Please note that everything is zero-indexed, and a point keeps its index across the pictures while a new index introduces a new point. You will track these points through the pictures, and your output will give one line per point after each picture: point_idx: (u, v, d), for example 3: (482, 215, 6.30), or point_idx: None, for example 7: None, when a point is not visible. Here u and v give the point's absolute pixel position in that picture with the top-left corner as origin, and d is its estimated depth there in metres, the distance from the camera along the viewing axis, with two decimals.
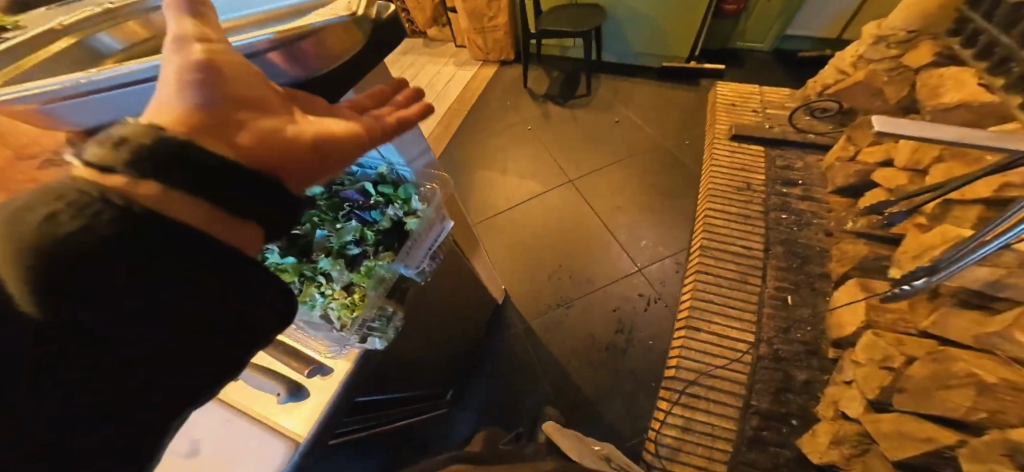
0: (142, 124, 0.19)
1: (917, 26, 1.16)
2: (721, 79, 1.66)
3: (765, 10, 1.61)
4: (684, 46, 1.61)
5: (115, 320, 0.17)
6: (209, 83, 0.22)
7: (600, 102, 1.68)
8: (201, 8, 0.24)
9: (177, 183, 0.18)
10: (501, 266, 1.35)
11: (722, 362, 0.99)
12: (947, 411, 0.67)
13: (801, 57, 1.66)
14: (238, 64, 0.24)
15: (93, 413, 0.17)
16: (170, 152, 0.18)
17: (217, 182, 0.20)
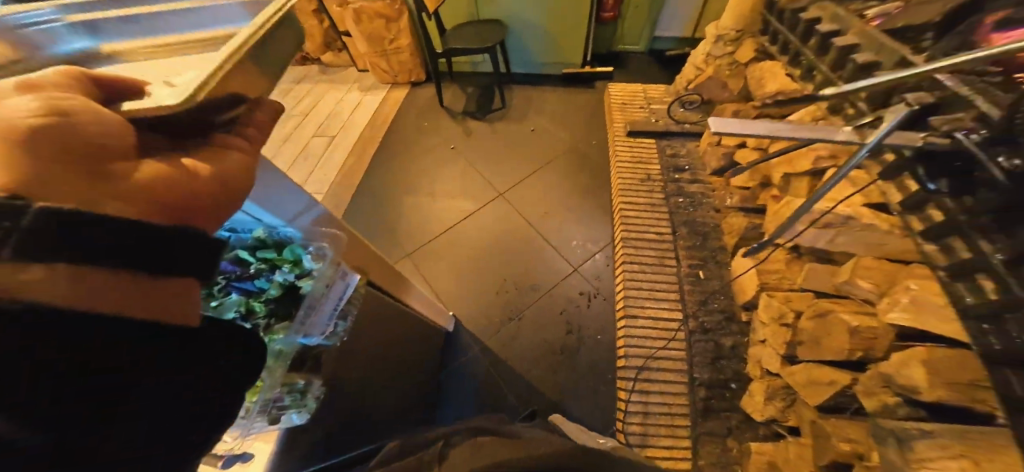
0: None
1: (740, 26, 1.48)
2: (612, 80, 1.82)
3: (634, 15, 1.79)
4: (576, 54, 1.71)
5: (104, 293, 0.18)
6: (57, 158, 0.18)
7: (515, 113, 1.72)
8: (53, 80, 0.21)
9: (61, 262, 0.17)
10: (443, 292, 1.31)
11: (662, 343, 1.13)
12: (836, 354, 0.86)
13: (669, 55, 1.90)
14: (94, 119, 0.20)
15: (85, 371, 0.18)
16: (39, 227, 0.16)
17: (123, 250, 0.19)
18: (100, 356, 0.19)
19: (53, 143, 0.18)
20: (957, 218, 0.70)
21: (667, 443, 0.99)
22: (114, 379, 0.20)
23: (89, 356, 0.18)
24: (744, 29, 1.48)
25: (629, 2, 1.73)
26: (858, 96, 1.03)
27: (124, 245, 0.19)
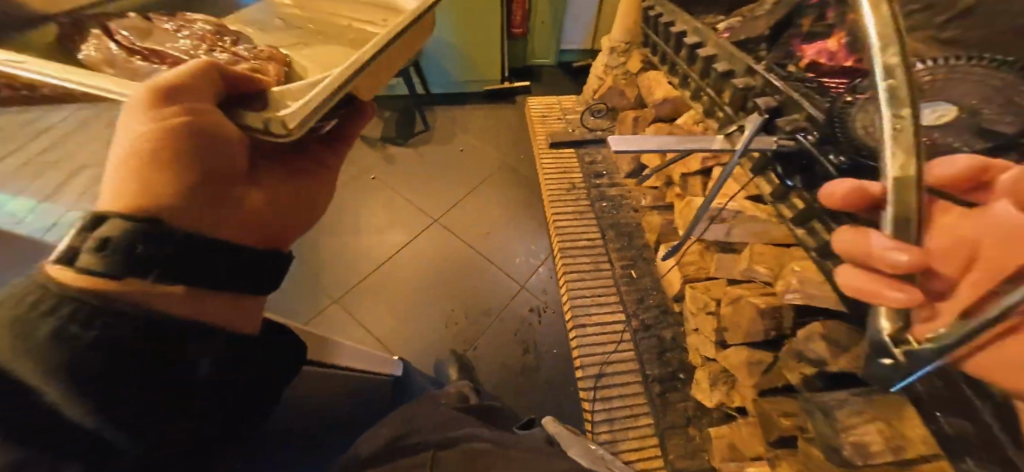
0: (117, 226, 0.24)
1: (629, 38, 1.58)
2: (530, 93, 1.90)
3: (542, 32, 1.89)
4: (493, 70, 1.79)
5: (180, 279, 0.25)
6: (193, 147, 0.30)
7: (440, 134, 1.74)
8: (192, 76, 0.33)
9: (173, 282, 0.25)
10: (385, 331, 1.26)
11: (613, 346, 1.17)
12: (757, 335, 0.88)
13: (576, 66, 2.01)
14: (211, 124, 0.31)
15: (163, 361, 0.24)
16: (154, 238, 0.24)
17: (212, 260, 0.27)
18: (175, 348, 0.25)
19: (181, 142, 0.29)
20: (814, 207, 0.78)
21: (637, 444, 1.01)
22: (187, 368, 0.25)
23: (166, 348, 0.24)
24: (631, 40, 1.58)
25: (534, 18, 1.83)
26: (721, 100, 1.08)
27: (173, 253, 0.25)
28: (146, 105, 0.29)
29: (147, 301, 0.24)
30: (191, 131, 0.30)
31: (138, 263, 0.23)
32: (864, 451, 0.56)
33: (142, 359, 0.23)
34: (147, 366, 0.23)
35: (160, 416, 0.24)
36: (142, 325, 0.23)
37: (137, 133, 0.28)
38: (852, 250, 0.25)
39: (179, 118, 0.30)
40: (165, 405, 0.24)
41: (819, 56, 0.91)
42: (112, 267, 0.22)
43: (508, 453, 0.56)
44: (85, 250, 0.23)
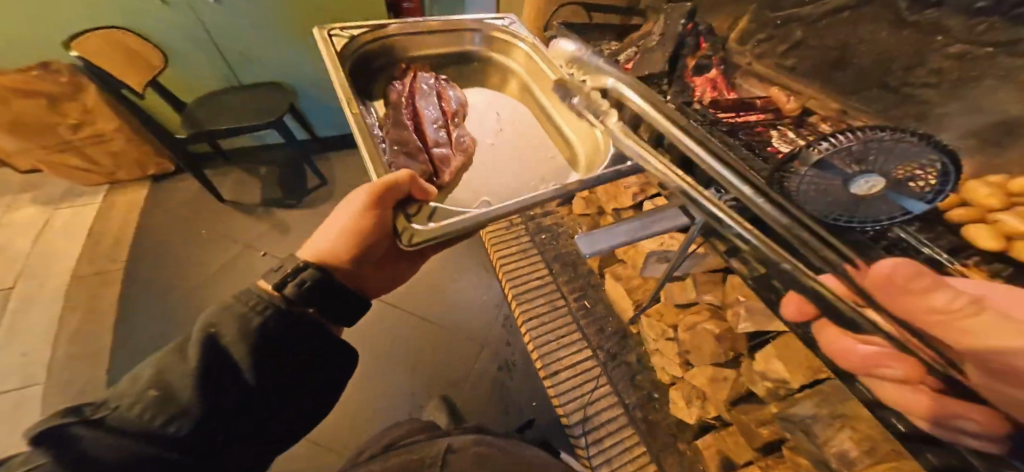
0: (310, 273, 0.64)
1: None
2: None
3: None
4: None
5: (316, 304, 0.64)
6: (354, 234, 0.71)
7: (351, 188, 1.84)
8: (393, 188, 0.72)
9: (309, 308, 0.63)
10: (358, 425, 1.28)
11: (592, 385, 1.18)
12: (718, 356, 0.93)
13: None
14: (364, 225, 0.71)
15: (282, 354, 0.58)
16: (320, 283, 0.64)
17: (332, 300, 0.65)
18: (284, 352, 0.59)
19: (355, 233, 0.71)
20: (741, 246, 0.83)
21: None
22: (291, 358, 0.60)
23: (275, 355, 0.58)
24: None
25: None
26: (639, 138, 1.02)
27: (325, 294, 0.64)
28: (358, 200, 0.71)
29: (303, 310, 0.62)
30: (359, 226, 0.71)
31: (307, 294, 0.62)
32: (847, 460, 0.66)
33: (271, 350, 0.57)
34: (273, 353, 0.58)
35: (270, 381, 0.57)
36: (270, 343, 0.57)
37: (351, 217, 0.70)
38: (841, 352, 0.60)
39: (363, 217, 0.71)
40: (265, 385, 0.57)
41: (711, 91, 1.02)
42: (295, 295, 0.62)
43: (512, 456, 0.82)
44: (292, 285, 0.62)
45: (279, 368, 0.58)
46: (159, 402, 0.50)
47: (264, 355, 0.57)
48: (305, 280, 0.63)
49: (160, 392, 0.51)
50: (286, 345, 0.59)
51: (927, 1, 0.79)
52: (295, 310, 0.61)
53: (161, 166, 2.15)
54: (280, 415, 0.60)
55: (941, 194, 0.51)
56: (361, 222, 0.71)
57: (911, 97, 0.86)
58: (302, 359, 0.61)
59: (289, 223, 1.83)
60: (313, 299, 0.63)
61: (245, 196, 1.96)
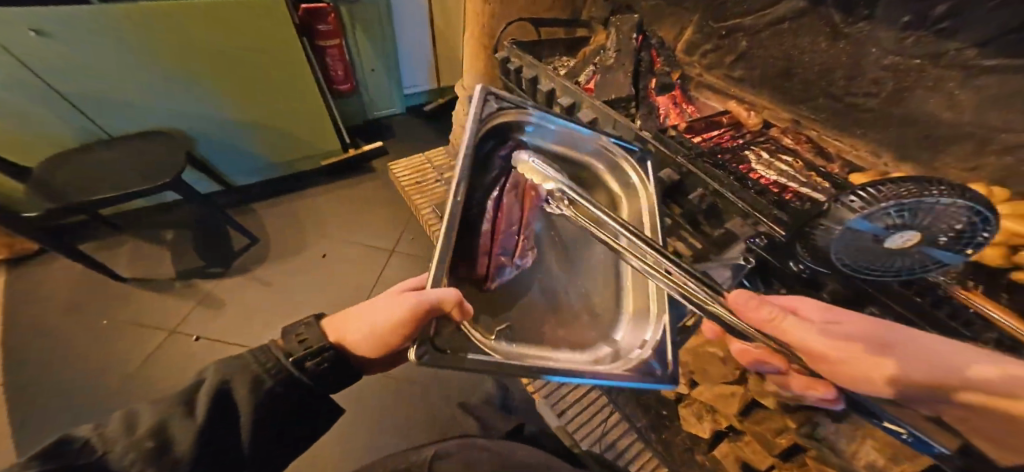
0: (324, 353, 0.58)
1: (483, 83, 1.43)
2: (387, 154, 1.86)
3: (374, 80, 1.83)
4: (330, 140, 1.74)
5: (327, 377, 0.58)
6: (379, 336, 0.60)
7: (293, 242, 1.59)
8: (425, 312, 0.52)
9: (317, 382, 0.57)
10: None
11: (600, 414, 1.13)
12: (722, 370, 0.93)
13: (429, 110, 2.00)
14: (389, 333, 0.58)
15: (285, 412, 0.56)
16: (331, 360, 0.58)
17: (340, 374, 0.60)
18: (289, 410, 0.56)
19: (381, 337, 0.59)
20: None
21: None
22: (293, 417, 0.57)
23: (280, 413, 0.55)
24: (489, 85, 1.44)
25: (362, 67, 1.75)
26: None
27: (331, 371, 0.58)
28: (393, 308, 0.57)
29: (312, 383, 0.57)
30: (385, 330, 0.58)
31: (317, 372, 0.57)
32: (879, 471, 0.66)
33: (272, 409, 0.55)
34: (274, 411, 0.55)
35: (270, 437, 0.55)
36: (280, 404, 0.55)
37: (383, 320, 0.58)
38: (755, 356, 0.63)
39: (389, 327, 0.57)
40: (266, 437, 0.55)
41: (677, 111, 1.01)
42: (304, 372, 0.56)
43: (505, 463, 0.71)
44: (307, 361, 0.57)
45: (280, 425, 0.56)
46: (155, 450, 0.47)
47: (267, 412, 0.54)
48: (325, 359, 0.57)
49: (155, 442, 0.48)
50: (292, 404, 0.56)
51: (859, 15, 0.84)
52: (305, 382, 0.56)
53: (17, 247, 1.64)
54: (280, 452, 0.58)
55: (983, 245, 0.43)
56: (386, 328, 0.58)
57: (854, 104, 0.92)
58: (305, 415, 0.58)
59: (218, 295, 1.49)
60: (322, 373, 0.57)
61: (152, 272, 1.59)
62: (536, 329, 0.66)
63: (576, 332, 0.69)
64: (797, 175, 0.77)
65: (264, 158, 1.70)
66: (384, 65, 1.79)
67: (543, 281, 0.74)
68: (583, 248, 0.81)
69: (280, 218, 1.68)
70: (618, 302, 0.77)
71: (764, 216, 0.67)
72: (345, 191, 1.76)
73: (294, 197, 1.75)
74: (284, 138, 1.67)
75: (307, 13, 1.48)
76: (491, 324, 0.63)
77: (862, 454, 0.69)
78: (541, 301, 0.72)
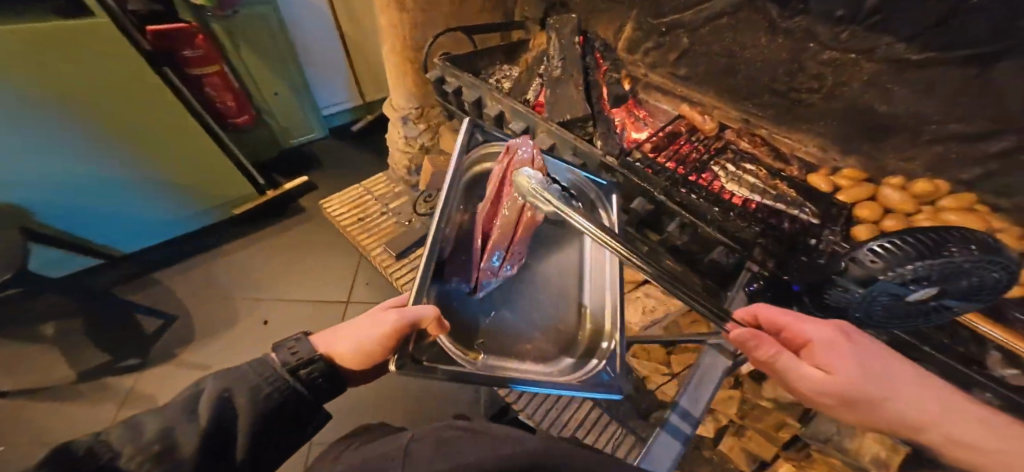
0: (312, 365, 0.47)
1: (417, 102, 1.29)
2: (317, 187, 1.64)
3: (282, 106, 1.57)
4: (239, 183, 1.48)
5: (329, 381, 0.48)
6: (354, 357, 0.51)
7: (226, 311, 1.36)
8: (405, 334, 0.47)
9: (306, 395, 0.46)
10: None
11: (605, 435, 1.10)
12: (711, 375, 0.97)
13: (355, 130, 1.79)
14: (367, 354, 0.50)
15: (285, 414, 0.44)
16: (322, 372, 0.47)
17: (330, 388, 0.48)
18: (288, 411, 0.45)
19: (358, 360, 0.51)
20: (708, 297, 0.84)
21: None
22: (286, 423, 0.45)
23: (280, 416, 0.44)
24: (423, 103, 1.30)
25: (261, 92, 1.49)
26: None
27: (322, 381, 0.47)
28: (374, 328, 0.49)
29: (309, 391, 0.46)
30: (361, 350, 0.50)
31: (311, 381, 0.47)
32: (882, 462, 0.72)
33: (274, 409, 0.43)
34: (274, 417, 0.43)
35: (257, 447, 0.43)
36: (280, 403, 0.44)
37: (362, 341, 0.50)
38: None
39: (370, 347, 0.49)
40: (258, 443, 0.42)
41: (632, 124, 0.96)
42: (299, 379, 0.46)
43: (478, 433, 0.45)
44: (299, 369, 0.46)
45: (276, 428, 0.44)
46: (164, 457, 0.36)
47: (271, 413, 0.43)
48: (316, 372, 0.47)
49: (164, 446, 0.37)
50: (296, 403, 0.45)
51: (795, 8, 0.83)
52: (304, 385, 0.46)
53: None
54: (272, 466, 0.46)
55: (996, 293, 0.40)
56: (362, 349, 0.50)
57: (797, 99, 0.93)
58: (299, 421, 0.46)
59: (143, 392, 1.23)
60: (320, 377, 0.47)
61: (41, 380, 1.26)
62: (506, 348, 0.59)
63: (540, 349, 0.61)
64: (765, 187, 0.77)
65: (159, 216, 1.41)
66: (290, 87, 1.53)
67: (509, 304, 0.64)
68: (550, 260, 0.70)
69: (200, 285, 1.42)
70: (578, 319, 0.66)
71: (750, 250, 0.66)
72: (278, 239, 1.53)
73: (214, 256, 1.49)
74: (179, 190, 1.38)
75: (163, 36, 1.19)
76: (468, 336, 0.58)
77: (866, 447, 0.78)
78: (509, 326, 0.62)
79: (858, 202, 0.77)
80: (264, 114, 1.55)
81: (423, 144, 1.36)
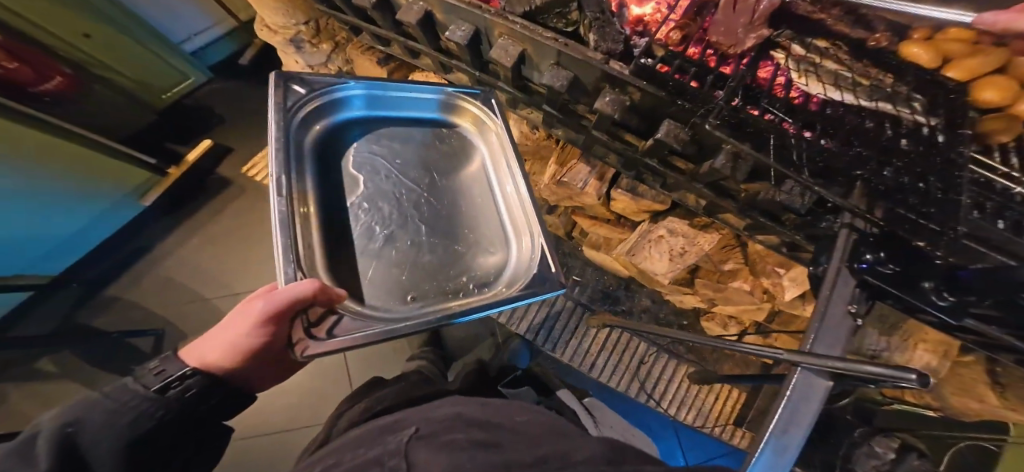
0: (184, 384, 0.39)
1: (300, 16, 0.82)
2: (225, 147, 1.27)
3: (109, 51, 1.05)
4: (121, 175, 1.11)
5: (216, 395, 0.42)
6: (237, 356, 0.44)
7: (172, 321, 1.13)
8: (295, 306, 0.42)
9: (176, 418, 0.38)
10: None
11: (622, 345, 1.02)
12: (744, 307, 0.83)
13: (249, 64, 1.34)
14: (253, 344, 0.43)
15: (171, 427, 0.38)
16: (196, 391, 0.40)
17: (204, 409, 0.42)
18: (164, 433, 0.38)
19: (242, 356, 0.44)
20: (738, 228, 0.66)
21: (711, 394, 1.00)
22: (165, 440, 0.39)
23: (154, 435, 0.37)
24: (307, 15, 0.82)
25: (64, 35, 0.96)
26: (588, 119, 0.64)
27: (201, 401, 0.41)
28: (253, 317, 0.42)
29: (185, 403, 0.39)
30: (247, 345, 0.43)
31: (189, 400, 0.39)
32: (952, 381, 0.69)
33: (147, 430, 0.36)
34: (153, 432, 0.37)
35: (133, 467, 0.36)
36: (152, 429, 0.37)
37: (244, 339, 0.43)
38: None
39: (259, 335, 0.43)
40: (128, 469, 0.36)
41: None
42: (179, 401, 0.38)
43: (502, 444, 0.43)
44: (171, 387, 0.38)
45: (153, 448, 0.37)
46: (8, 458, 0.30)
47: (149, 432, 0.37)
48: (193, 384, 0.39)
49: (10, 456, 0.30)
50: (184, 418, 0.39)
51: None
52: (186, 401, 0.39)
53: None
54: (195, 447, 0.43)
55: None
56: (247, 344, 0.43)
57: None
58: (178, 436, 0.40)
59: None
60: (198, 394, 0.40)
61: None
62: (438, 287, 0.55)
63: (479, 272, 0.57)
64: (857, 77, 0.55)
65: (57, 230, 1.04)
66: (113, 25, 1.02)
67: (424, 245, 0.56)
68: (451, 183, 0.62)
69: (136, 293, 1.16)
70: (504, 232, 0.60)
71: (845, 192, 0.46)
72: (205, 220, 1.23)
73: (149, 263, 1.19)
74: (59, 198, 1.00)
75: None
76: (396, 291, 0.53)
77: (916, 359, 0.60)
78: (427, 265, 0.56)
79: (977, 77, 0.50)
80: (94, 70, 1.05)
81: (341, 72, 0.90)
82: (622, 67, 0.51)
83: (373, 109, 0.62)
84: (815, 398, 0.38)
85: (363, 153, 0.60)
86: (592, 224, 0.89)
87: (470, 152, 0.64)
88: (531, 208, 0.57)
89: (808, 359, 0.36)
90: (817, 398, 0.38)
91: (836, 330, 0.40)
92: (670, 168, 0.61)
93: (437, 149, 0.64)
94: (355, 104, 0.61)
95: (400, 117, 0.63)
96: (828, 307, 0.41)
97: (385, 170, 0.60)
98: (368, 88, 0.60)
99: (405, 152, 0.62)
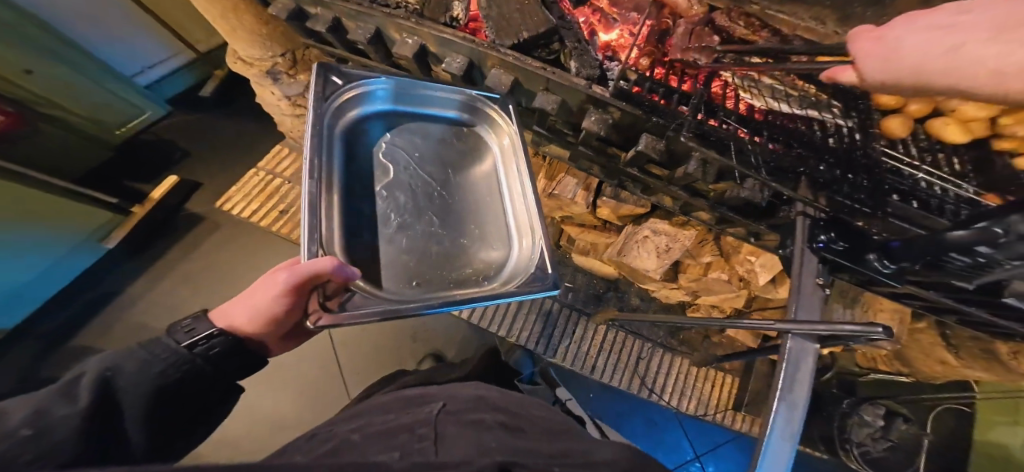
0: (213, 340, 0.40)
1: (277, 48, 0.82)
2: (189, 181, 1.21)
3: (51, 85, 0.98)
4: (73, 217, 1.03)
5: (235, 356, 0.42)
6: (260, 322, 0.46)
7: None
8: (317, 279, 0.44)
9: (204, 369, 0.39)
10: None
11: (619, 345, 1.08)
12: (721, 294, 0.92)
13: (210, 96, 1.29)
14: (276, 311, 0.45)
15: (196, 379, 0.38)
16: (221, 349, 0.41)
17: (227, 371, 0.42)
18: (192, 384, 0.38)
19: (266, 324, 0.46)
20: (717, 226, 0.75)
21: (708, 382, 1.08)
22: (191, 393, 0.38)
23: (184, 382, 0.37)
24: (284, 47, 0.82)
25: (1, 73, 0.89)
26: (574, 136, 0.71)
27: (224, 360, 0.41)
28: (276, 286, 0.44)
29: (209, 358, 0.40)
30: (270, 313, 0.45)
31: (213, 356, 0.40)
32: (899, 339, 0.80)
33: (178, 375, 0.37)
34: (182, 378, 0.37)
35: (163, 413, 0.36)
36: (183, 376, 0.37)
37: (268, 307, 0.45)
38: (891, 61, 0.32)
39: (281, 304, 0.45)
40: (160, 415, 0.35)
41: (602, 25, 0.70)
42: (204, 354, 0.39)
43: (523, 427, 0.47)
44: (198, 342, 0.39)
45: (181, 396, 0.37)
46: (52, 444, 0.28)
47: (179, 379, 0.37)
48: (218, 343, 0.41)
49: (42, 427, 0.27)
50: (208, 372, 0.40)
51: None
52: (210, 356, 0.40)
53: None
54: (223, 409, 0.43)
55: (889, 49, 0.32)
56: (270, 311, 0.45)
57: None
58: (202, 393, 0.40)
59: None
60: (221, 352, 0.41)
61: None
62: (446, 276, 0.57)
63: (479, 265, 0.60)
64: (788, 89, 0.65)
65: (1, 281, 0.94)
66: (56, 59, 0.96)
67: (434, 234, 0.59)
68: (462, 179, 0.65)
69: (94, 343, 1.06)
70: (507, 230, 0.63)
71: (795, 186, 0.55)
72: (173, 258, 1.16)
73: (115, 311, 1.09)
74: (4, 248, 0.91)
75: None
76: (402, 275, 0.55)
77: None
78: (437, 254, 0.58)
79: None
80: (36, 108, 0.97)
81: None
82: (604, 90, 0.58)
83: (404, 100, 0.64)
84: (807, 361, 0.45)
85: (388, 145, 0.63)
86: (582, 231, 0.96)
87: (483, 147, 0.68)
88: (534, 210, 0.62)
89: (793, 326, 0.44)
90: (808, 361, 0.45)
91: (810, 300, 0.49)
92: (649, 174, 0.69)
93: (452, 144, 0.67)
94: (382, 95, 0.63)
95: (421, 114, 0.66)
96: (801, 285, 0.49)
97: (404, 161, 0.62)
98: (397, 81, 0.63)
99: (421, 148, 0.64)
